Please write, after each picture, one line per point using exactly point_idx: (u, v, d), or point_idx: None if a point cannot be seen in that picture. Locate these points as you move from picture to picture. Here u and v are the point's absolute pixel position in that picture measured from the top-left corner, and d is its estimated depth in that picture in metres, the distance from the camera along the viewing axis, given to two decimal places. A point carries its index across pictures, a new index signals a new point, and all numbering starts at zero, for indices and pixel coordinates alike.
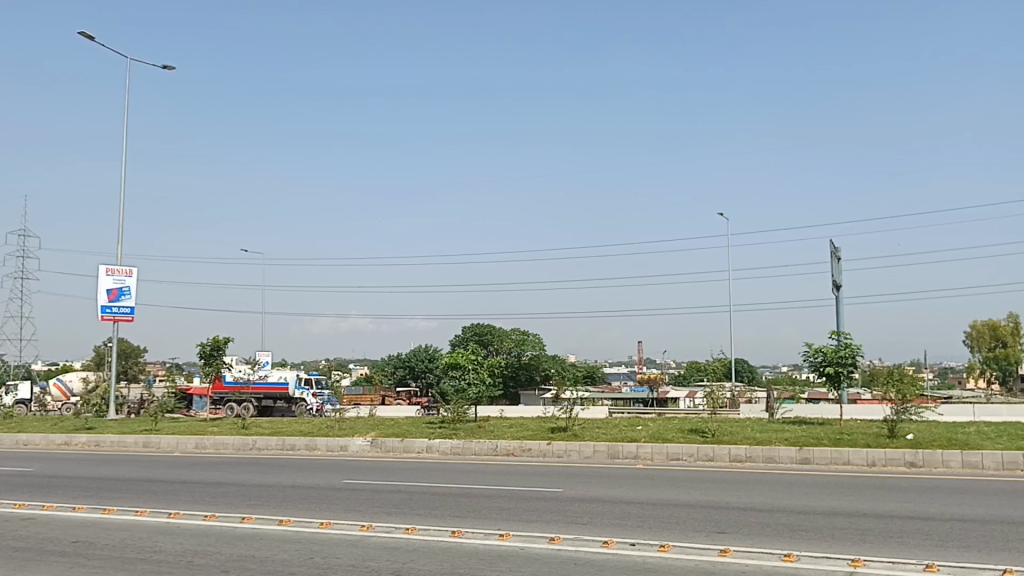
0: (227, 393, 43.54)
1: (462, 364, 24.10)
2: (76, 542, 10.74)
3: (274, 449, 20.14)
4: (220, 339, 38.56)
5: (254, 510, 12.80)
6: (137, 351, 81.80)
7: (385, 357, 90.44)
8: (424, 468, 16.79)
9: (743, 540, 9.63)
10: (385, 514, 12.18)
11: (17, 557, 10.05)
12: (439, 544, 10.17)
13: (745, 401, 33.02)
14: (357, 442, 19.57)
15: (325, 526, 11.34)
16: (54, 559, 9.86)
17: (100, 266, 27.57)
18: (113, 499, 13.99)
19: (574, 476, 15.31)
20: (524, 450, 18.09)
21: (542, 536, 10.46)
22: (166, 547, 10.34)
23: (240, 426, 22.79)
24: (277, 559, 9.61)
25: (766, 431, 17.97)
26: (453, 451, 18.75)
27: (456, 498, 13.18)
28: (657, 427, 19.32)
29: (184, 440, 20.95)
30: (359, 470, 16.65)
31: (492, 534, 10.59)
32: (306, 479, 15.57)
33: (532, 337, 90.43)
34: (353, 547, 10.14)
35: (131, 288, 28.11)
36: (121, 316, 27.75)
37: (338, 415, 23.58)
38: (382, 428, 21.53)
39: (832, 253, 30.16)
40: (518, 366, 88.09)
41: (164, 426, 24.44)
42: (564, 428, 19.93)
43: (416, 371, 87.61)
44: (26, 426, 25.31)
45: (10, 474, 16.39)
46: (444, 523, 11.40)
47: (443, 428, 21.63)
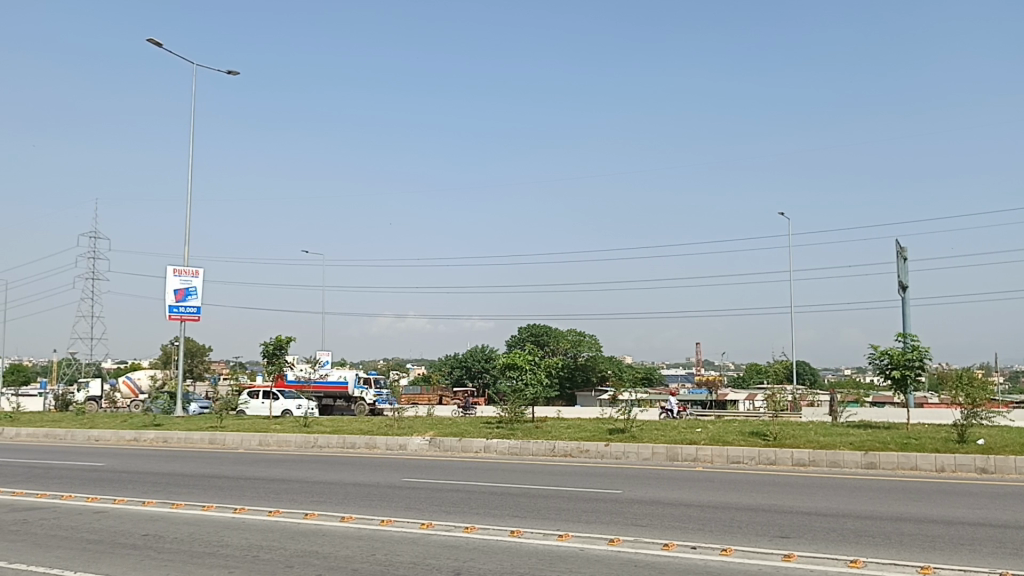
0: (288, 393, 44.33)
1: (519, 365, 23.95)
2: (146, 536, 11.05)
3: (335, 447, 20.45)
4: (282, 338, 39.39)
5: (316, 506, 13.03)
6: (201, 350, 83.85)
7: (442, 357, 91.14)
8: (483, 469, 16.89)
9: (807, 545, 9.49)
10: (445, 513, 12.28)
11: (91, 548, 10.38)
12: (499, 544, 10.22)
13: (807, 404, 32.48)
14: (415, 441, 19.76)
15: (386, 523, 11.50)
16: (125, 551, 10.16)
17: (168, 267, 28.32)
18: (181, 495, 14.36)
19: (633, 478, 15.25)
20: (582, 451, 18.08)
21: (602, 537, 10.45)
22: (232, 542, 10.59)
23: (302, 424, 23.18)
24: (339, 556, 9.76)
25: (831, 435, 17.65)
26: (511, 451, 18.83)
27: (516, 498, 13.24)
28: (717, 430, 19.13)
29: (248, 437, 21.40)
30: (419, 469, 16.81)
31: (552, 535, 10.62)
32: (368, 477, 15.79)
33: (589, 338, 90.36)
34: (413, 544, 10.25)
35: (197, 288, 28.80)
36: (188, 315, 28.46)
37: (397, 414, 23.84)
38: (440, 427, 21.70)
39: (898, 253, 29.45)
40: (575, 367, 88.02)
41: (228, 423, 24.98)
42: (623, 430, 19.82)
43: (472, 371, 88.24)
44: (96, 422, 26.13)
45: (82, 469, 16.92)
46: (503, 523, 11.47)
47: (501, 428, 21.72)
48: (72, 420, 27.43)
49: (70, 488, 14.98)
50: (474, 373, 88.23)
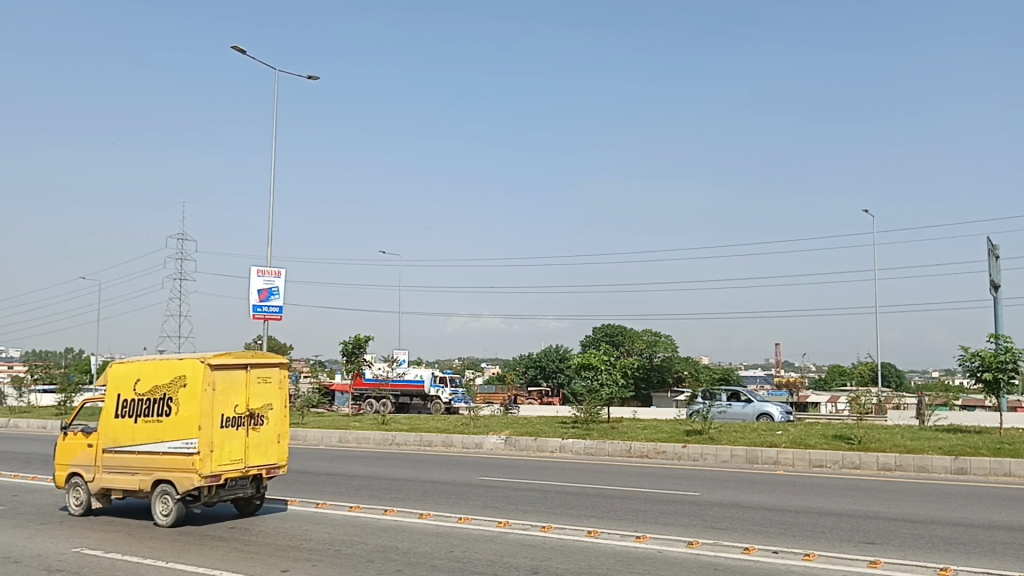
0: (366, 391, 45.02)
1: (595, 365, 23.64)
2: (232, 528, 11.40)
3: (412, 445, 20.74)
4: (361, 337, 40.17)
5: (396, 503, 13.21)
6: (281, 348, 85.98)
7: (516, 356, 91.36)
8: (558, 468, 16.93)
9: (894, 552, 9.24)
10: (522, 512, 12.36)
11: (181, 539, 10.76)
12: (576, 544, 10.24)
13: (893, 407, 31.55)
14: (490, 440, 19.90)
15: (463, 521, 11.61)
16: (214, 543, 10.50)
17: (251, 267, 29.10)
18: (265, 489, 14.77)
19: (711, 480, 15.08)
20: (658, 452, 17.92)
21: (679, 540, 10.37)
22: (315, 536, 10.85)
23: (380, 422, 23.58)
24: (418, 552, 9.90)
25: (918, 440, 17.10)
26: (587, 451, 18.81)
27: (593, 499, 13.23)
28: (799, 433, 18.73)
29: (328, 434, 21.85)
30: (495, 468, 16.93)
31: (629, 536, 10.58)
32: (445, 475, 15.96)
33: (665, 338, 89.60)
34: (491, 543, 10.33)
35: (279, 288, 29.50)
36: (270, 315, 29.22)
37: (473, 413, 24.06)
38: (516, 426, 21.82)
39: (990, 252, 28.38)
40: (651, 368, 87.32)
41: (309, 421, 25.57)
42: (700, 431, 19.63)
43: (547, 371, 88.40)
44: None
45: None
46: (581, 523, 11.47)
47: (576, 428, 21.72)
48: None
49: None
50: (548, 372, 88.32)
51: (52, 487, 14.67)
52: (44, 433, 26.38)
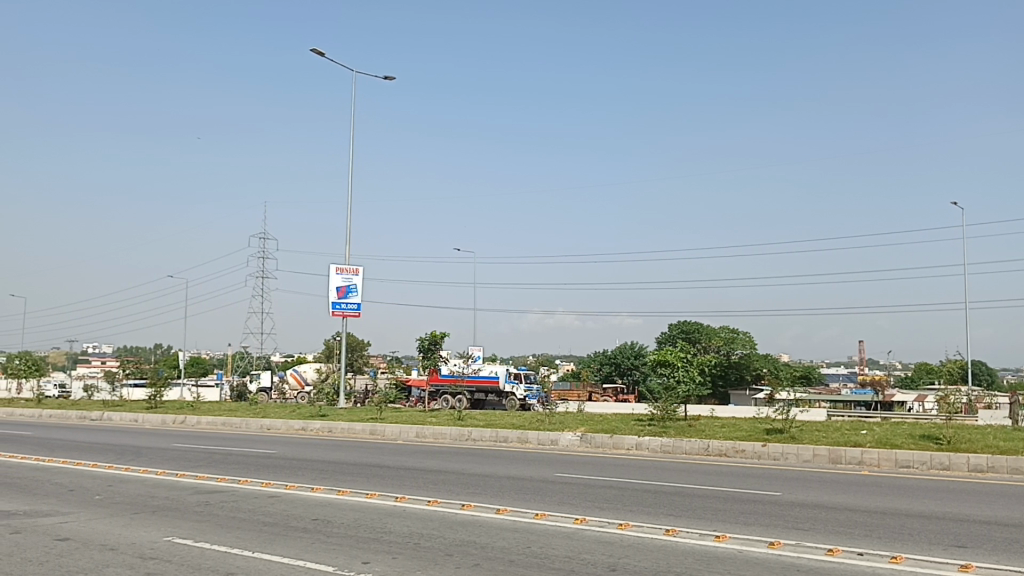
0: (442, 387, 45.42)
1: (672, 362, 23.98)
2: (316, 520, 11.66)
3: (489, 440, 20.92)
4: (436, 334, 40.61)
5: (473, 498, 13.32)
6: (359, 344, 87.60)
7: (591, 354, 91.21)
8: (634, 466, 16.81)
9: (986, 556, 8.92)
10: (599, 509, 12.35)
11: (267, 530, 11.08)
12: (655, 542, 10.18)
13: (985, 407, 30.38)
14: (566, 437, 19.91)
15: (540, 517, 11.65)
16: (298, 534, 10.77)
17: (330, 266, 29.76)
18: (345, 482, 15.07)
19: (792, 479, 14.78)
20: (737, 451, 17.68)
21: (761, 539, 10.20)
22: (394, 529, 11.04)
23: (456, 418, 23.80)
24: (496, 546, 9.97)
25: (1012, 440, 16.43)
26: (664, 449, 18.65)
27: (671, 497, 13.13)
28: (885, 432, 18.21)
29: (405, 429, 22.17)
30: (571, 465, 16.94)
31: (708, 535, 10.46)
32: (521, 471, 16.03)
33: (743, 336, 88.08)
34: (569, 539, 10.34)
35: (357, 286, 30.06)
36: (349, 312, 29.75)
37: (548, 410, 24.11)
38: (592, 423, 21.78)
39: None
40: (728, 365, 86.00)
41: (387, 415, 25.94)
42: (781, 430, 19.27)
43: (622, 368, 87.87)
44: (267, 412, 27.76)
45: (256, 456, 18.05)
46: (659, 521, 11.39)
47: (653, 425, 21.56)
48: (246, 410, 29.29)
49: (247, 473, 16.04)
50: (623, 370, 87.80)
51: (144, 477, 15.26)
52: (136, 425, 27.47)
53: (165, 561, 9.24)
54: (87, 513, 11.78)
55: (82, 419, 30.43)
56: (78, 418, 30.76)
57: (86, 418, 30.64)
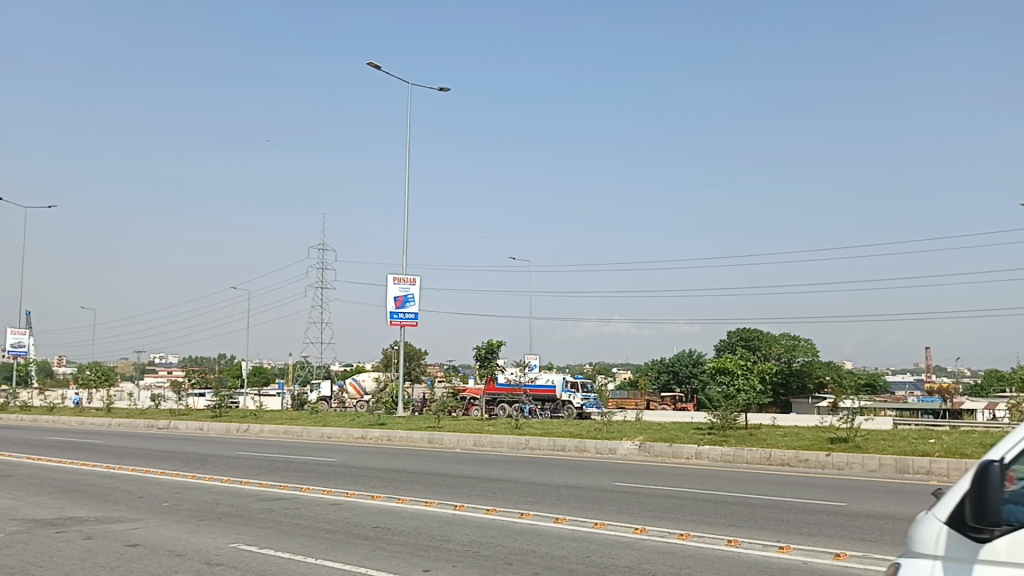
0: (499, 395, 45.63)
1: (731, 370, 23.50)
2: (376, 527, 11.78)
3: (546, 449, 20.92)
4: (492, 342, 41.39)
5: (532, 507, 13.31)
6: (417, 353, 88.38)
7: (649, 362, 90.63)
8: (694, 475, 16.63)
9: None
10: (659, 518, 12.24)
11: (329, 537, 11.22)
12: (715, 552, 10.06)
13: None
14: (625, 445, 19.82)
15: (599, 526, 11.58)
16: (359, 542, 10.89)
17: (388, 275, 30.09)
18: (404, 490, 15.20)
19: (858, 490, 14.46)
20: (800, 460, 17.39)
21: (826, 551, 9.99)
22: (454, 537, 11.08)
23: (513, 426, 23.86)
24: (555, 555, 9.96)
25: None
26: (724, 458, 18.39)
27: (731, 507, 12.98)
28: (954, 441, 17.70)
29: (463, 437, 22.27)
30: (628, 473, 16.84)
31: (772, 546, 10.28)
32: (580, 480, 15.95)
33: (804, 342, 86.48)
34: (629, 549, 10.27)
35: (414, 295, 30.35)
36: (407, 321, 30.01)
37: (606, 419, 23.96)
38: (650, 432, 21.60)
39: None
40: (789, 373, 84.57)
41: (445, 424, 26.08)
42: (845, 439, 18.88)
43: (680, 375, 87.00)
44: (328, 421, 28.17)
45: (318, 463, 18.33)
46: (721, 532, 11.24)
47: (713, 434, 21.28)
48: (307, 419, 29.65)
49: (309, 481, 16.28)
50: (681, 377, 86.96)
51: (209, 485, 15.58)
52: (201, 433, 28.06)
53: (231, 567, 9.41)
54: (155, 520, 12.07)
55: (150, 428, 31.19)
56: (146, 427, 31.53)
57: (154, 426, 31.39)
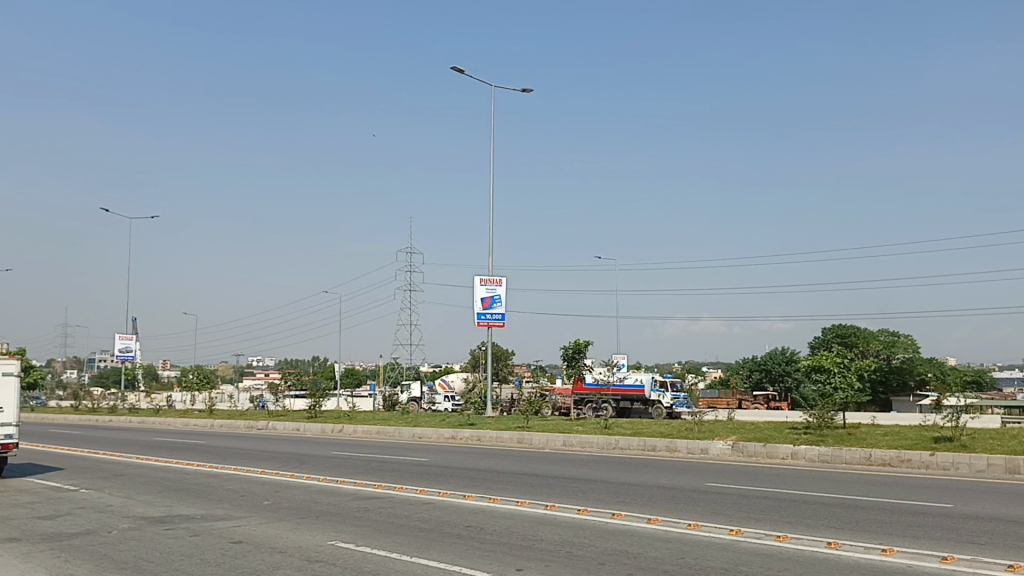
0: (587, 395, 45.57)
1: (827, 368, 22.88)
2: (469, 526, 11.89)
3: (637, 449, 20.80)
4: (580, 342, 41.52)
5: (624, 508, 13.21)
6: (504, 354, 89.00)
7: (740, 361, 89.08)
8: (791, 476, 16.24)
9: None
10: (754, 519, 12.01)
11: (424, 536, 11.38)
12: (815, 555, 9.79)
13: None
14: (717, 445, 19.52)
15: (693, 527, 11.42)
16: (453, 540, 11.01)
17: (475, 277, 30.35)
18: (496, 490, 15.30)
19: (966, 491, 13.91)
20: (903, 460, 16.82)
21: (932, 554, 9.61)
22: (547, 537, 11.10)
23: (603, 426, 23.78)
24: (648, 556, 9.87)
25: None
26: (822, 459, 17.92)
27: (830, 508, 12.65)
28: None
29: (553, 437, 22.29)
30: (722, 474, 16.56)
31: (873, 549, 9.95)
32: (671, 480, 15.79)
33: (904, 339, 83.65)
34: (724, 550, 10.09)
35: (501, 295, 30.54)
36: (494, 321, 30.21)
37: (697, 418, 23.67)
38: (743, 432, 21.23)
39: None
40: (889, 371, 81.74)
41: (535, 424, 26.18)
42: (951, 438, 18.15)
43: (773, 374, 85.11)
44: (419, 421, 28.69)
45: (410, 463, 18.63)
46: (820, 534, 10.95)
47: (809, 433, 20.77)
48: (400, 419, 30.10)
49: (402, 481, 16.57)
50: (775, 376, 85.00)
51: (307, 483, 16.02)
52: (299, 433, 28.85)
53: (330, 564, 9.65)
54: (257, 518, 12.47)
55: (250, 429, 32.30)
56: (246, 428, 32.64)
57: (253, 427, 32.49)
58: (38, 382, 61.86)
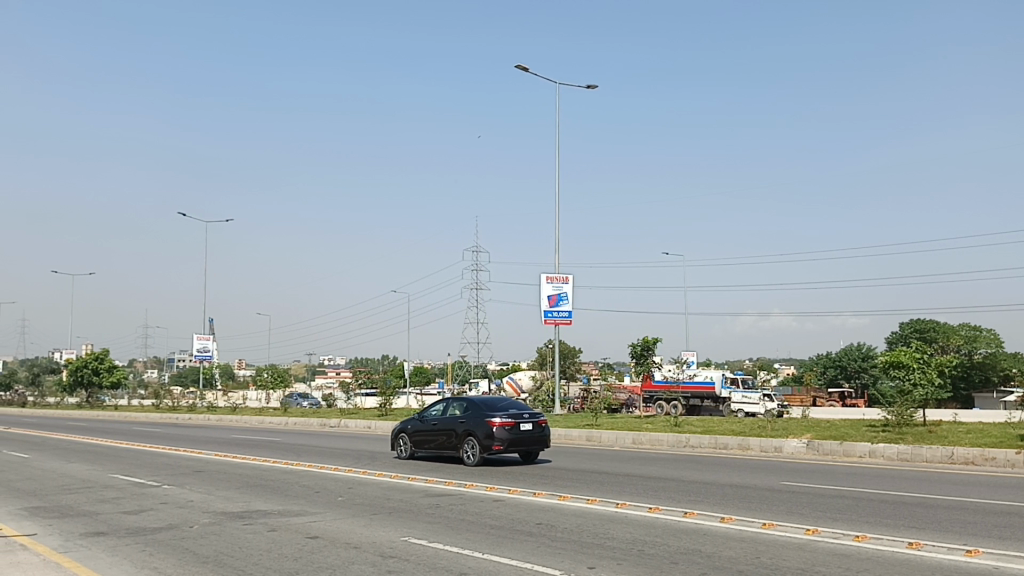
0: (657, 392, 45.20)
1: (906, 364, 22.28)
2: (539, 524, 11.89)
3: (708, 447, 20.54)
4: (648, 339, 41.18)
5: (696, 506, 13.06)
6: (571, 352, 88.99)
7: (814, 357, 87.17)
8: (871, 475, 15.81)
9: None
10: (832, 519, 11.74)
11: (495, 533, 11.43)
12: (895, 555, 9.54)
13: None
14: (791, 444, 19.17)
15: (768, 527, 11.22)
16: (523, 538, 11.03)
17: (541, 275, 30.36)
18: (567, 488, 15.30)
19: None
20: (987, 459, 16.26)
21: (1017, 556, 9.28)
22: (618, 535, 11.05)
23: (673, 424, 23.52)
24: (721, 556, 9.72)
25: None
26: (901, 457, 17.44)
27: (911, 508, 12.29)
28: None
29: (622, 435, 22.18)
30: (797, 473, 16.23)
31: (957, 550, 9.63)
32: (745, 479, 15.55)
33: (986, 333, 81.06)
34: (800, 550, 9.89)
35: (568, 293, 30.47)
36: (561, 320, 30.13)
37: (770, 416, 23.23)
38: (818, 430, 20.79)
39: None
40: (971, 366, 79.15)
41: (604, 422, 26.06)
42: None
43: (849, 371, 83.21)
44: None
45: (480, 461, 18.74)
46: (901, 534, 10.64)
47: (887, 432, 20.23)
48: None
49: (473, 478, 16.66)
50: (850, 373, 83.11)
51: (380, 481, 16.21)
52: (371, 432, 29.25)
53: (404, 560, 9.76)
54: (332, 514, 12.69)
55: (323, 426, 32.89)
56: (320, 426, 33.24)
57: (326, 425, 33.03)
58: (121, 381, 63.91)
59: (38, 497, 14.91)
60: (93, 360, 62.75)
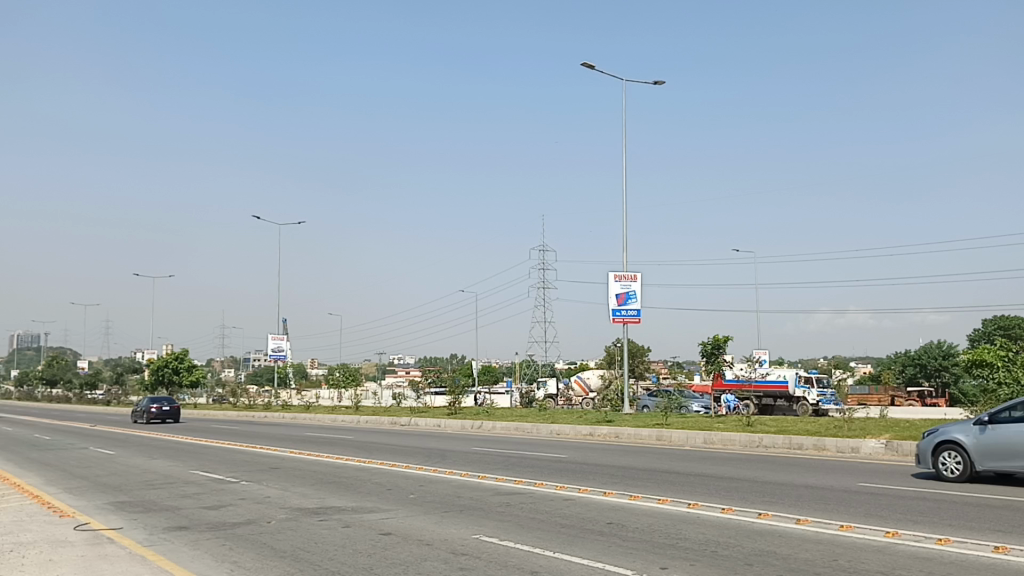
0: (727, 391, 44.57)
1: (990, 362, 21.43)
2: (610, 523, 11.84)
3: (782, 447, 20.17)
4: (718, 337, 40.58)
5: (770, 507, 12.82)
6: (640, 351, 88.41)
7: (892, 356, 84.80)
8: None
9: None
10: (912, 522, 11.40)
11: (566, 532, 11.41)
12: (980, 559, 9.21)
13: None
14: (869, 444, 18.69)
15: (846, 529, 10.95)
16: (594, 537, 10.98)
17: (609, 274, 30.23)
18: (637, 488, 15.18)
19: None
20: None
21: None
22: (690, 535, 10.92)
23: (745, 423, 23.15)
24: (798, 558, 9.53)
25: None
26: None
27: (997, 511, 11.85)
28: None
29: (693, 435, 21.93)
30: (876, 474, 15.79)
31: None
32: (821, 480, 15.21)
33: None
34: (880, 553, 9.63)
35: (636, 292, 30.26)
36: (630, 317, 29.93)
37: (846, 415, 22.70)
38: (897, 430, 20.22)
39: None
40: None
41: (674, 421, 25.78)
42: None
43: (928, 369, 80.68)
44: (557, 417, 28.84)
45: (550, 459, 18.72)
46: (987, 538, 10.27)
47: None
48: (537, 416, 30.30)
49: (543, 477, 16.66)
50: (930, 371, 80.59)
51: (450, 479, 16.35)
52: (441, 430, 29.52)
53: (475, 558, 9.81)
54: (404, 510, 12.85)
55: (394, 424, 33.41)
56: (390, 425, 33.65)
57: (397, 424, 33.45)
58: (200, 380, 65.86)
59: (124, 492, 15.47)
60: (173, 360, 64.79)
